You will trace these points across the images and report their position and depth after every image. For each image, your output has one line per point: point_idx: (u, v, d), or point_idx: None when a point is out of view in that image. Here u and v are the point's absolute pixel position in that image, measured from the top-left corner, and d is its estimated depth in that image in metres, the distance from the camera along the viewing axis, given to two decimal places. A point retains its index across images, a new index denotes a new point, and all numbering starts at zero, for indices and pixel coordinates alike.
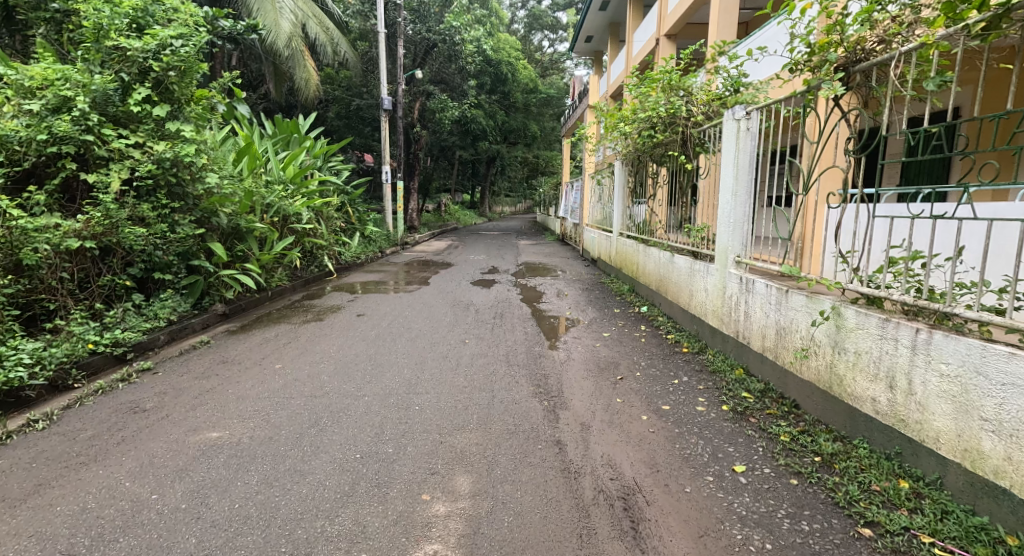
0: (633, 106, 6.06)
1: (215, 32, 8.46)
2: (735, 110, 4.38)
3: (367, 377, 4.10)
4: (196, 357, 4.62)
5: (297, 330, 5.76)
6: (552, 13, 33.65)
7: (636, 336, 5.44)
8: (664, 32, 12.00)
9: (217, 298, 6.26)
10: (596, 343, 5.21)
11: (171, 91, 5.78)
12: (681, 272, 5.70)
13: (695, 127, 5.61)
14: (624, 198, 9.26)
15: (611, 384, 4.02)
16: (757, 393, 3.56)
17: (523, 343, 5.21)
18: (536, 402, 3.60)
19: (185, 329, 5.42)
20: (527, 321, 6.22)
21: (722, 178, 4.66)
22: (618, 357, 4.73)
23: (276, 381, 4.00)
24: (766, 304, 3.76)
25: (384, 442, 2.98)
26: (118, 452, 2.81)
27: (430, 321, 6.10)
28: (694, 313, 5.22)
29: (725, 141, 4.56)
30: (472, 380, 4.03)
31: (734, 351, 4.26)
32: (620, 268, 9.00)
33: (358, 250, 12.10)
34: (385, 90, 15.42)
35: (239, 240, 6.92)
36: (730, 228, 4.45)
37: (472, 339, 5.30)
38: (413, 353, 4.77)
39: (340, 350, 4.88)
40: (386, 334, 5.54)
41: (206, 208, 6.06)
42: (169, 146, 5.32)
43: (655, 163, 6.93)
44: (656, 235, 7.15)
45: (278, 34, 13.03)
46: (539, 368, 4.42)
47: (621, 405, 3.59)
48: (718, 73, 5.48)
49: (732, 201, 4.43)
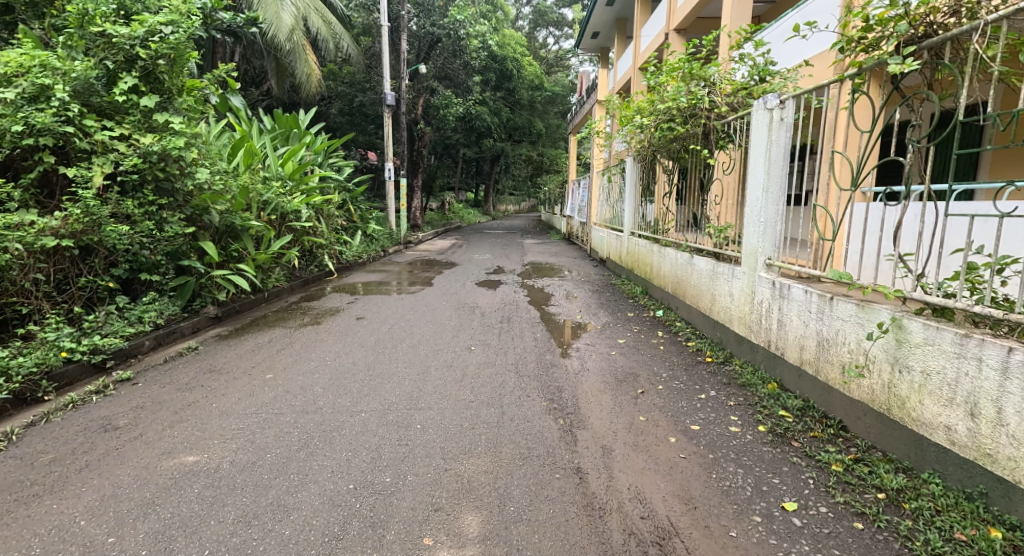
0: (651, 97, 5.69)
1: (212, 23, 8.12)
2: (766, 99, 4.02)
3: (365, 389, 3.76)
4: (182, 364, 4.30)
5: (294, 334, 5.44)
6: (557, 10, 33.26)
7: (654, 343, 5.09)
8: (674, 26, 11.64)
9: (209, 300, 5.94)
10: (612, 351, 4.87)
11: (161, 81, 5.41)
12: (701, 274, 5.35)
13: (718, 119, 5.19)
14: (635, 196, 8.91)
15: (631, 399, 3.67)
16: (796, 412, 3.21)
17: (534, 351, 4.86)
18: (550, 420, 3.28)
19: (174, 333, 5.11)
20: (536, 326, 5.88)
21: (750, 174, 4.30)
22: (637, 367, 4.38)
23: (265, 394, 3.66)
24: (803, 313, 3.41)
25: (380, 470, 2.64)
26: (78, 481, 2.49)
27: (434, 326, 5.77)
28: (717, 319, 4.87)
29: (755, 133, 4.19)
30: (479, 394, 3.69)
31: (765, 362, 3.91)
32: (631, 269, 8.64)
33: (360, 249, 11.76)
34: (388, 85, 15.08)
35: (234, 239, 6.59)
36: (760, 227, 4.10)
37: (478, 346, 4.97)
38: (416, 362, 4.43)
39: (337, 358, 4.55)
40: (386, 339, 5.21)
41: (198, 206, 5.71)
42: (157, 139, 5.01)
43: (671, 159, 6.58)
44: (670, 235, 6.80)
45: (279, 28, 12.74)
46: (552, 380, 4.07)
47: (646, 425, 3.25)
48: (743, 62, 5.13)
49: (762, 198, 4.08)
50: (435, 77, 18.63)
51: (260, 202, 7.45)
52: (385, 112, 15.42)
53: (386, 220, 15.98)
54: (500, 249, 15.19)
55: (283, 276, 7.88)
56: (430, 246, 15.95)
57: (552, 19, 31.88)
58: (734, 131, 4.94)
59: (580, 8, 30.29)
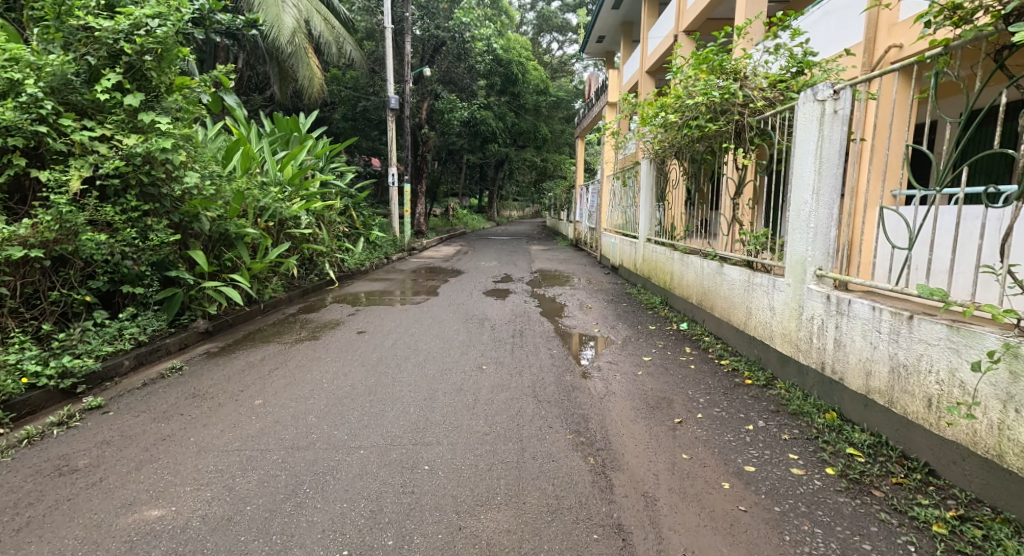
0: (677, 92, 5.25)
1: (211, 26, 7.74)
2: (817, 89, 3.60)
3: (364, 419, 3.33)
4: (162, 387, 3.86)
5: (289, 350, 5.01)
6: (562, 15, 32.86)
7: (683, 362, 4.64)
8: (683, 27, 11.24)
9: (199, 313, 5.50)
10: (638, 372, 4.42)
11: (147, 78, 4.98)
12: (733, 285, 4.92)
13: (752, 116, 4.77)
14: (649, 200, 8.47)
15: (668, 432, 3.23)
16: (868, 450, 2.78)
17: (552, 370, 4.42)
18: (579, 460, 2.84)
19: (158, 352, 4.64)
20: (551, 340, 5.43)
21: (794, 173, 3.89)
22: (669, 390, 3.94)
23: (252, 425, 3.22)
24: (868, 332, 2.99)
25: (382, 529, 2.21)
26: (14, 547, 2.06)
27: (441, 341, 5.32)
28: (753, 335, 4.45)
29: (802, 128, 3.77)
30: (495, 426, 3.24)
31: (818, 387, 3.48)
32: (648, 277, 8.21)
33: (363, 257, 11.34)
34: (391, 88, 14.70)
35: (227, 247, 6.19)
36: (808, 233, 3.69)
37: (490, 364, 4.53)
38: (422, 385, 3.99)
39: (335, 379, 4.12)
40: (389, 356, 4.78)
41: (187, 212, 5.30)
42: (140, 140, 4.60)
43: (694, 160, 6.15)
44: (694, 243, 6.37)
45: (279, 30, 12.40)
46: (575, 406, 3.62)
47: (692, 466, 2.79)
48: (779, 53, 4.70)
49: (811, 200, 3.67)
50: (439, 81, 18.30)
51: (256, 208, 7.05)
52: (388, 116, 15.03)
53: (390, 226, 15.58)
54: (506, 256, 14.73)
55: (280, 286, 7.48)
56: (433, 253, 15.57)
57: (556, 23, 31.47)
58: (772, 127, 4.53)
59: (586, 12, 29.85)
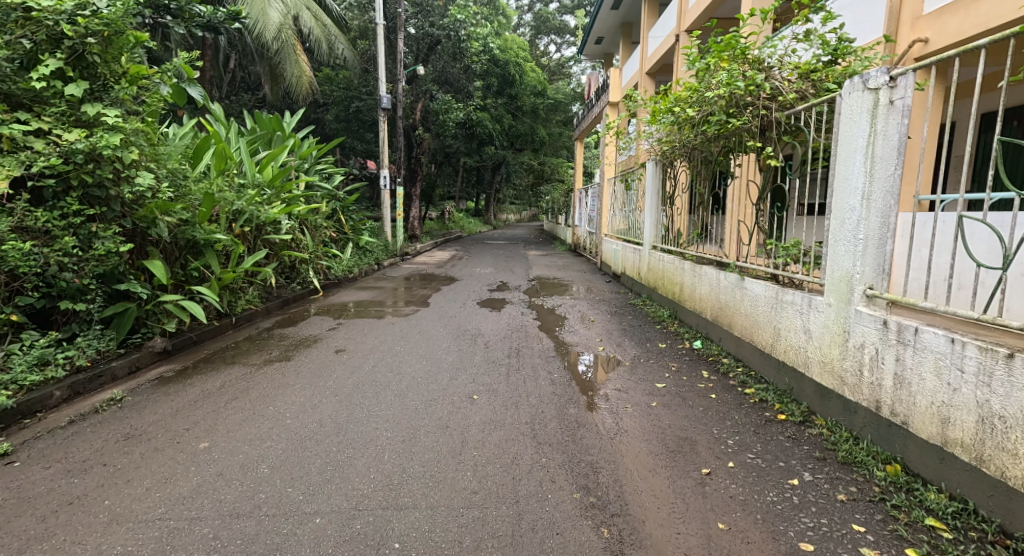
0: (694, 86, 4.70)
1: (190, 20, 7.16)
2: (868, 76, 3.04)
3: (328, 472, 2.76)
4: (94, 424, 3.26)
5: (256, 373, 4.43)
6: (561, 17, 32.37)
7: (702, 390, 4.08)
8: (683, 27, 10.72)
9: (156, 331, 4.87)
10: (652, 404, 3.85)
11: (94, 65, 4.35)
12: (758, 302, 4.35)
13: (781, 110, 4.23)
14: (653, 204, 7.91)
15: (697, 488, 2.67)
16: (952, 520, 2.25)
17: (553, 401, 3.85)
18: (589, 535, 2.27)
19: (101, 378, 4.00)
20: (551, 361, 4.86)
21: (838, 175, 3.34)
22: (692, 429, 3.37)
23: (190, 478, 2.64)
24: (943, 369, 2.45)
25: None
26: None
27: (428, 362, 4.75)
28: (784, 360, 3.89)
29: (850, 122, 3.21)
30: (485, 482, 2.68)
31: (872, 431, 2.92)
32: (653, 287, 7.66)
33: (351, 263, 10.75)
34: (383, 88, 14.16)
35: (194, 256, 5.62)
36: (856, 245, 3.14)
37: (482, 393, 3.95)
38: (402, 422, 3.41)
39: (302, 413, 3.53)
40: (367, 382, 4.20)
41: (144, 218, 4.68)
42: (83, 135, 3.99)
43: (709, 160, 5.59)
44: (706, 252, 5.82)
45: (265, 24, 11.87)
46: (582, 452, 3.05)
47: (731, 542, 2.23)
48: (811, 38, 4.17)
49: (860, 207, 3.12)
50: (434, 82, 17.79)
51: (230, 213, 6.45)
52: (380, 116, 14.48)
53: (383, 230, 14.98)
54: (502, 262, 14.15)
55: (257, 297, 6.88)
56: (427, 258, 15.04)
57: (554, 25, 30.97)
58: (805, 123, 3.99)
59: (584, 14, 29.37)
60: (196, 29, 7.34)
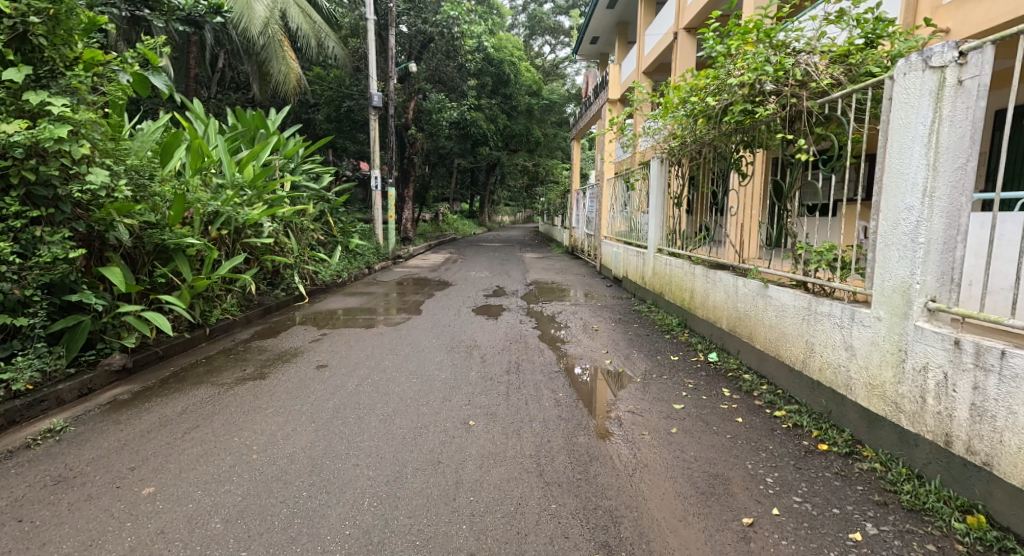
0: (714, 73, 4.29)
1: (169, 15, 6.50)
2: (931, 52, 2.62)
3: (294, 527, 2.30)
4: (23, 463, 2.78)
5: (225, 394, 3.94)
6: (555, 16, 31.91)
7: (726, 413, 3.63)
8: (682, 24, 10.28)
9: (114, 347, 4.36)
10: (672, 430, 3.40)
11: (37, 49, 3.83)
12: (785, 312, 3.90)
13: (813, 98, 3.81)
14: (657, 205, 7.44)
15: (738, 546, 2.23)
16: None
17: (560, 427, 3.38)
18: None
19: (44, 403, 3.53)
20: (555, 378, 4.40)
21: (888, 169, 2.89)
22: (722, 463, 2.91)
23: (124, 540, 2.18)
24: None
25: None
26: None
27: (419, 380, 4.28)
28: (820, 380, 3.44)
29: (905, 108, 2.78)
30: (483, 541, 2.24)
31: (940, 470, 2.49)
32: (659, 292, 7.22)
33: (340, 267, 10.25)
34: (375, 85, 13.64)
35: (162, 263, 5.14)
36: (914, 250, 2.69)
37: (478, 418, 3.49)
38: (386, 455, 2.95)
39: (271, 445, 3.06)
40: (349, 405, 3.72)
41: (101, 220, 4.18)
42: (22, 126, 3.48)
43: (725, 158, 5.14)
44: (719, 256, 5.37)
45: (250, 19, 11.37)
46: (598, 494, 2.60)
47: None
48: (845, 19, 3.77)
49: (919, 206, 2.68)
50: (426, 80, 17.28)
51: (205, 215, 5.96)
52: (371, 116, 13.98)
53: (374, 232, 14.47)
54: (497, 265, 13.69)
55: (234, 305, 6.38)
56: (420, 261, 14.60)
57: (549, 25, 30.50)
58: (841, 111, 3.56)
59: (579, 15, 28.95)
60: (177, 23, 6.68)
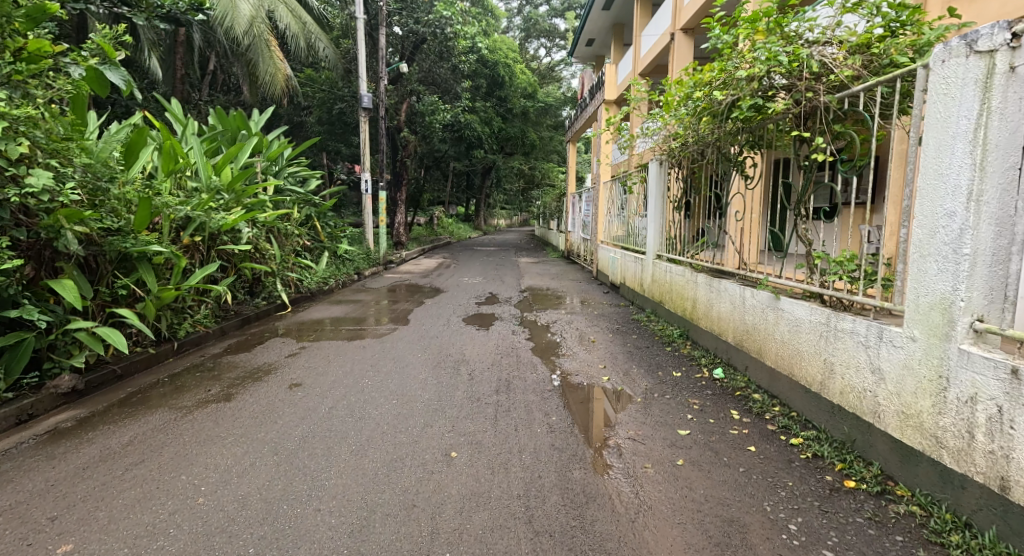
0: (721, 65, 3.97)
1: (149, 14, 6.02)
2: (979, 35, 2.27)
3: None
4: None
5: (183, 420, 3.56)
6: (551, 19, 31.55)
7: (737, 440, 3.26)
8: (681, 24, 9.89)
9: (62, 367, 3.97)
10: (678, 461, 3.03)
11: None
12: (801, 327, 3.53)
13: (830, 92, 3.45)
14: (657, 208, 7.05)
15: None
16: None
17: (552, 460, 3.01)
18: None
19: None
20: (548, 398, 4.02)
21: (922, 169, 2.54)
22: (737, 505, 2.55)
23: None
24: None
25: None
26: None
27: (399, 402, 3.90)
28: (842, 403, 3.07)
29: (944, 99, 2.44)
30: None
31: (995, 519, 2.15)
32: (659, 300, 6.85)
33: (326, 273, 9.85)
34: (364, 86, 13.18)
35: (124, 273, 4.73)
36: (957, 262, 2.34)
37: (462, 448, 3.12)
38: (353, 499, 2.57)
39: (224, 484, 2.69)
40: (318, 434, 3.34)
41: (48, 227, 3.76)
42: None
43: (728, 160, 4.77)
44: (725, 263, 5.01)
45: (235, 18, 11.00)
46: (593, 548, 2.24)
47: None
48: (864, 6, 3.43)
49: (963, 212, 2.34)
50: (419, 82, 16.85)
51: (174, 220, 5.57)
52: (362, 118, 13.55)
53: (364, 237, 14.04)
54: (491, 270, 13.29)
55: (208, 316, 6.00)
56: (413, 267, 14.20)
57: (545, 27, 30.15)
58: (863, 106, 3.20)
59: (575, 18, 28.64)
60: (158, 21, 6.19)
